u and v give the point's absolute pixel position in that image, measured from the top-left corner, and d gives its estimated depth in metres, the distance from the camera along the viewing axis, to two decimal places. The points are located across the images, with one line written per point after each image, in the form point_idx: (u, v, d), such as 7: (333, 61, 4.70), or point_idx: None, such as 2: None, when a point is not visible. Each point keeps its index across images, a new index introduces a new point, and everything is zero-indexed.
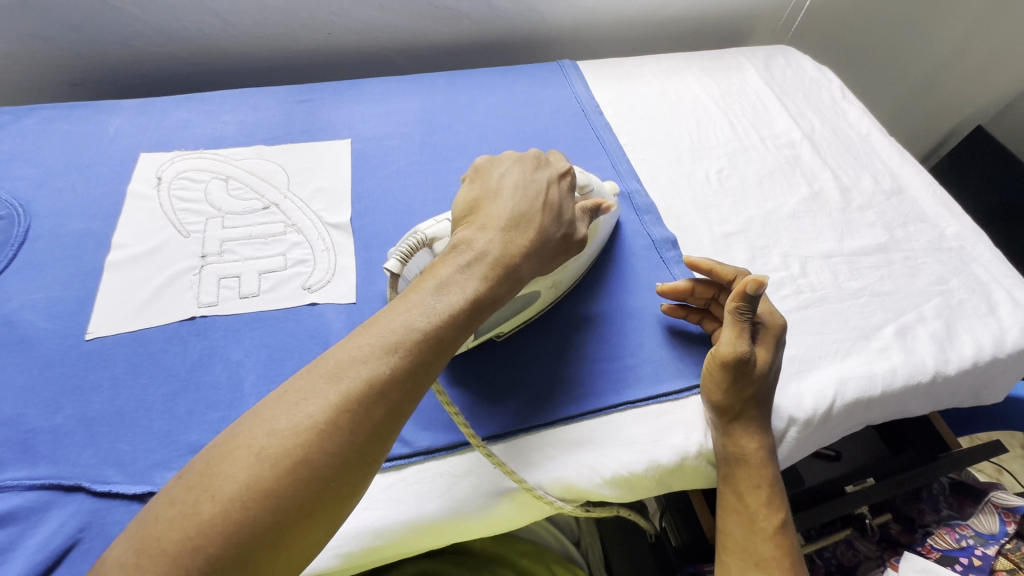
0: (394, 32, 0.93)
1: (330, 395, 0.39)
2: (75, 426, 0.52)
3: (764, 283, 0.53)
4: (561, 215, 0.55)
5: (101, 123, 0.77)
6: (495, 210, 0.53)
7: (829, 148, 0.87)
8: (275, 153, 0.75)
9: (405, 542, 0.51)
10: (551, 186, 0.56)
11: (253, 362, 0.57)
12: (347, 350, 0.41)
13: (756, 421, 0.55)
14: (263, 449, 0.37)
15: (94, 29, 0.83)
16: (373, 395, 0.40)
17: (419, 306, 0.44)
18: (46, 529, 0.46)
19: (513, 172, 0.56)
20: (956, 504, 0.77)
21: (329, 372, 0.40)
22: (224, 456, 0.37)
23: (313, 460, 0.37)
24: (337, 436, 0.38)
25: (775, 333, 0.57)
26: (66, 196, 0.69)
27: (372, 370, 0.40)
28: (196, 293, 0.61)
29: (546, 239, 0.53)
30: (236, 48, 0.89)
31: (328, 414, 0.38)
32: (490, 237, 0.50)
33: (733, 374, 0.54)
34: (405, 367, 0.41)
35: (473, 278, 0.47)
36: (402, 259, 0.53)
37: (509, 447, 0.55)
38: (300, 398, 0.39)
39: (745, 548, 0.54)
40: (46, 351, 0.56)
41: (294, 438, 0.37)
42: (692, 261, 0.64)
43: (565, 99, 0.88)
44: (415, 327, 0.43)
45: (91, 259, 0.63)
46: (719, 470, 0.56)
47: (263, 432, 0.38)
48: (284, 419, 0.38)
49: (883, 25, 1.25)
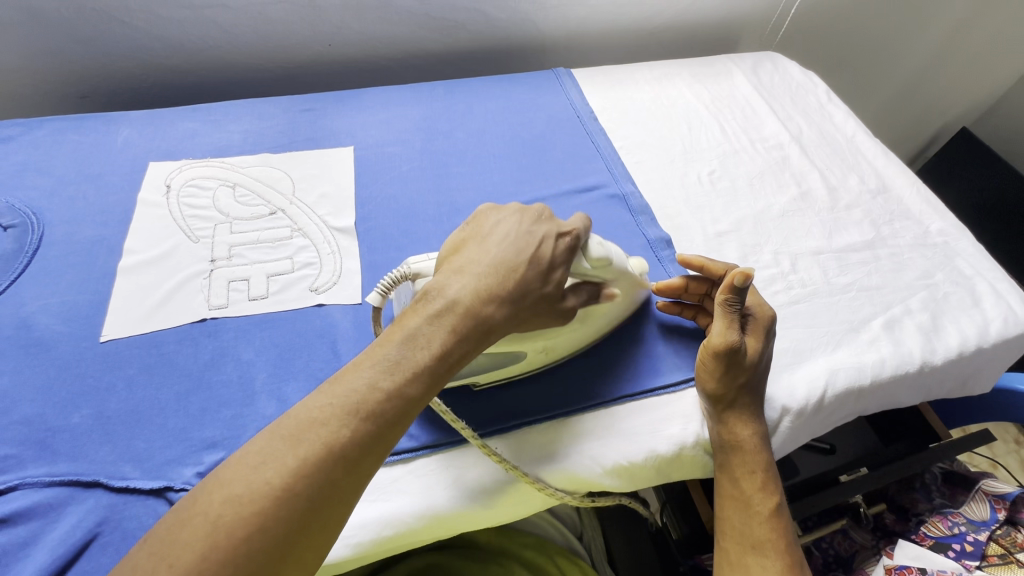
0: (393, 43, 0.95)
1: (288, 460, 0.40)
2: (93, 425, 0.53)
3: (750, 275, 0.57)
4: (547, 273, 0.52)
5: (110, 134, 0.79)
6: (477, 255, 0.51)
7: (816, 149, 0.90)
8: (280, 161, 0.77)
9: (415, 532, 0.52)
10: (545, 241, 0.53)
11: (263, 361, 0.59)
12: (308, 410, 0.42)
13: (750, 409, 0.57)
14: (218, 517, 0.38)
15: (103, 42, 0.85)
16: (332, 458, 0.41)
17: (382, 364, 0.45)
18: (66, 523, 0.48)
19: (508, 221, 0.54)
20: (949, 493, 0.79)
21: (288, 435, 0.41)
22: (183, 523, 0.38)
23: (270, 526, 0.39)
24: (295, 501, 0.40)
25: (765, 324, 0.60)
26: (79, 204, 0.71)
27: (330, 432, 0.41)
28: (207, 296, 0.63)
29: (522, 294, 0.50)
30: (241, 60, 0.92)
31: (285, 480, 0.40)
32: (464, 285, 0.49)
33: (725, 362, 0.56)
34: (366, 428, 0.42)
35: (440, 331, 0.47)
36: (384, 292, 0.52)
37: (513, 442, 0.57)
38: (258, 462, 0.40)
39: (741, 532, 0.56)
40: (62, 353, 0.58)
41: (250, 505, 0.39)
42: (685, 260, 0.65)
43: (561, 105, 0.91)
44: (376, 387, 0.43)
45: (104, 265, 0.65)
46: (715, 458, 0.58)
47: (220, 499, 0.39)
48: (241, 484, 0.39)
49: (866, 31, 1.29)
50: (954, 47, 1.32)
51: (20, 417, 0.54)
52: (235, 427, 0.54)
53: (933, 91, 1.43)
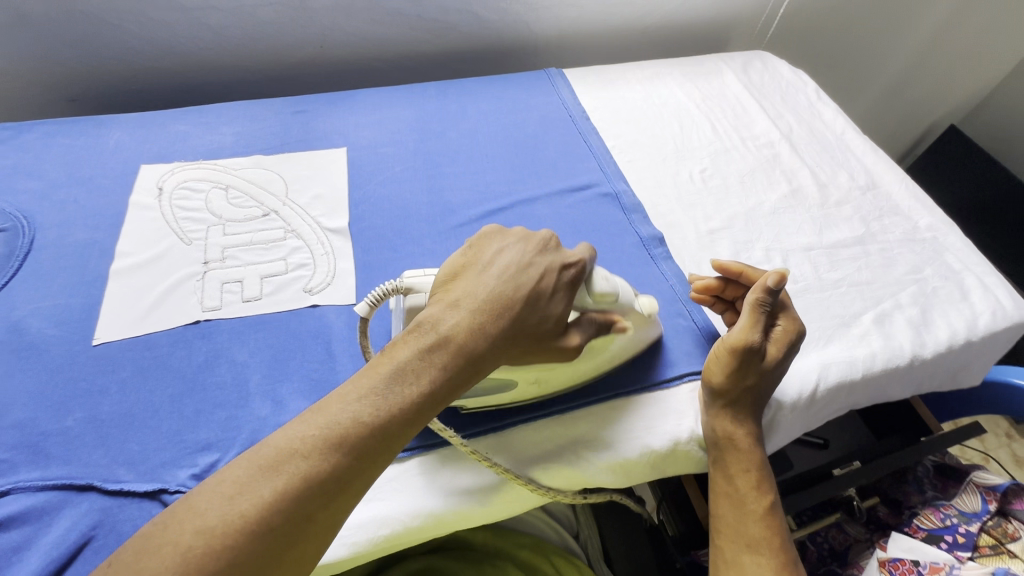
0: (384, 44, 0.96)
1: (265, 493, 0.40)
2: (85, 429, 0.53)
3: (784, 277, 0.59)
4: (545, 307, 0.52)
5: (101, 137, 0.78)
6: (473, 286, 0.51)
7: (806, 147, 0.91)
8: (273, 162, 0.77)
9: (411, 532, 0.52)
10: (548, 274, 0.53)
11: (257, 363, 0.59)
12: (290, 442, 0.42)
13: (750, 410, 0.58)
14: (189, 548, 0.38)
15: (92, 43, 0.84)
16: (310, 492, 0.41)
17: (369, 396, 0.45)
18: (60, 527, 0.48)
19: (512, 249, 0.54)
20: (940, 486, 0.80)
21: (268, 466, 0.41)
22: (151, 551, 0.38)
23: (243, 559, 0.39)
24: (269, 535, 0.40)
25: (791, 338, 0.60)
26: (69, 208, 0.70)
27: (310, 466, 0.41)
28: (200, 298, 0.63)
29: (517, 332, 0.50)
30: (231, 61, 0.91)
31: (260, 513, 0.40)
32: (458, 320, 0.49)
33: (741, 360, 0.57)
34: (347, 463, 0.43)
35: (432, 366, 0.47)
36: (373, 302, 0.51)
37: (507, 439, 0.57)
38: (235, 494, 0.40)
39: (736, 530, 0.56)
40: (54, 357, 0.57)
41: (223, 537, 0.39)
42: (721, 265, 0.65)
43: (553, 105, 0.92)
44: (361, 422, 0.44)
45: (96, 267, 0.65)
46: (710, 454, 0.58)
47: (192, 530, 0.39)
48: (216, 516, 0.39)
49: (854, 30, 1.30)
50: (941, 45, 1.33)
51: (11, 421, 0.53)
52: (230, 429, 0.54)
53: (922, 89, 1.44)
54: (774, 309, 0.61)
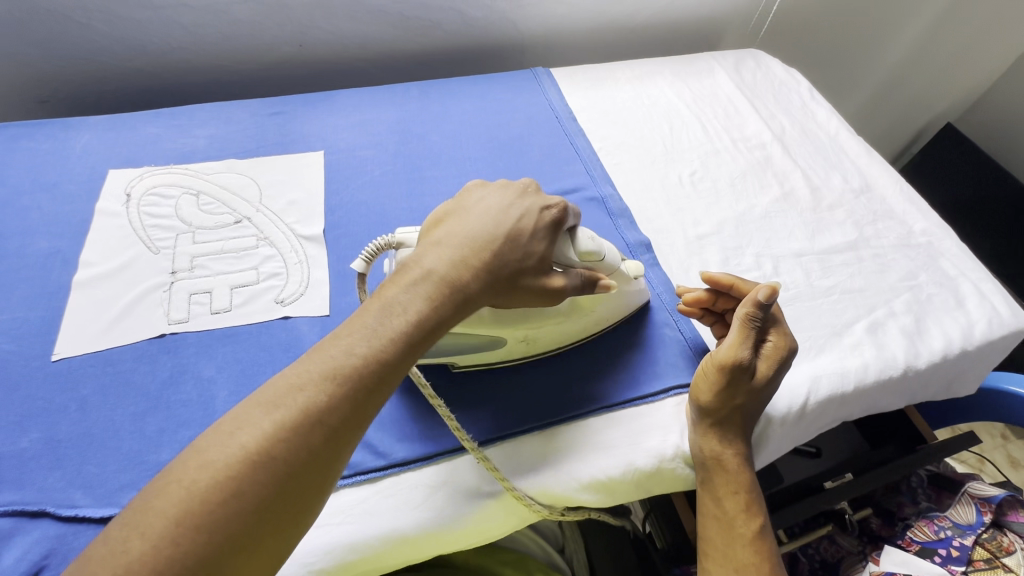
0: (366, 42, 0.93)
1: (264, 425, 0.38)
2: (41, 450, 0.51)
3: (775, 291, 0.56)
4: (527, 245, 0.51)
5: (68, 140, 0.76)
6: (455, 228, 0.51)
7: (799, 148, 0.89)
8: (247, 167, 0.74)
9: (383, 556, 0.50)
10: (529, 214, 0.53)
11: (224, 378, 0.56)
12: (288, 378, 0.40)
13: (739, 429, 0.56)
14: (194, 484, 0.35)
15: (61, 44, 0.82)
16: (309, 423, 0.39)
17: (359, 330, 0.43)
18: (10, 557, 0.45)
19: (490, 196, 0.54)
20: (934, 496, 0.79)
21: (266, 401, 0.39)
22: (157, 492, 0.35)
23: (247, 492, 0.36)
24: (272, 466, 0.37)
25: (783, 355, 0.57)
26: (32, 215, 0.68)
27: (307, 397, 0.39)
28: (166, 310, 0.60)
29: (501, 267, 0.49)
30: (207, 62, 0.89)
31: (261, 444, 0.37)
32: (441, 256, 0.48)
33: (729, 377, 0.55)
34: (344, 392, 0.40)
35: (418, 298, 0.45)
36: (368, 259, 0.52)
37: (492, 454, 0.55)
38: (234, 428, 0.38)
39: (724, 554, 0.54)
40: (10, 374, 0.55)
41: (227, 469, 0.36)
42: (712, 278, 0.62)
43: (539, 106, 0.89)
44: (354, 352, 0.41)
45: (58, 279, 0.62)
46: (697, 473, 0.56)
47: (194, 466, 0.36)
48: (218, 450, 0.37)
49: (850, 24, 1.27)
50: (936, 43, 1.31)
51: None
52: None
53: (916, 89, 1.42)
54: (764, 323, 0.58)
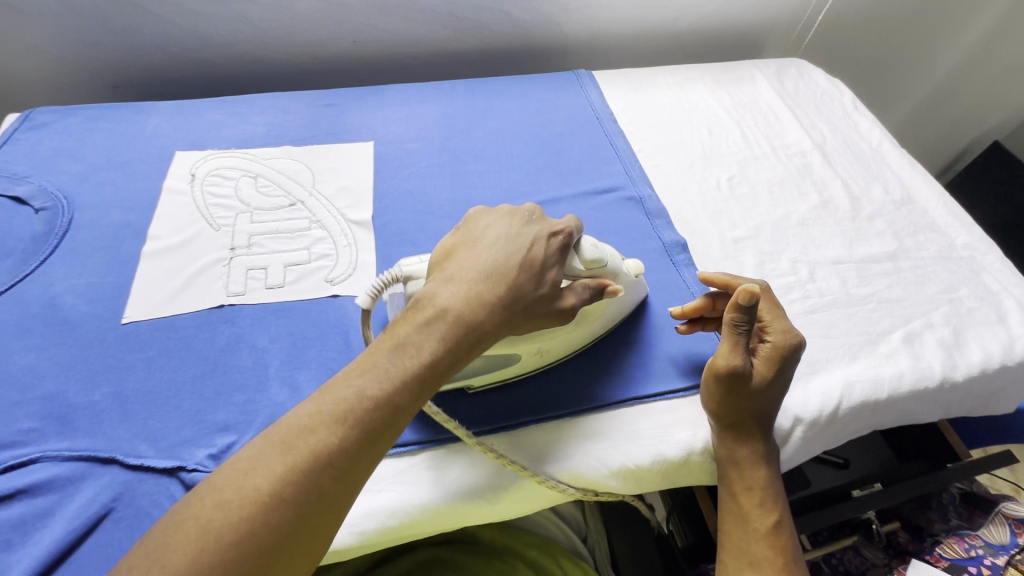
0: (416, 41, 0.97)
1: (276, 467, 0.41)
2: (111, 403, 0.55)
3: (755, 293, 0.54)
4: (541, 275, 0.52)
5: (140, 123, 0.81)
6: (468, 261, 0.52)
7: (840, 158, 0.89)
8: (302, 154, 0.78)
9: (417, 524, 0.52)
10: (538, 242, 0.54)
11: (278, 348, 0.60)
12: (300, 418, 0.43)
13: (752, 428, 0.56)
14: (209, 523, 0.39)
15: (137, 34, 0.88)
16: (320, 465, 0.42)
17: (371, 371, 0.45)
18: (82, 497, 0.49)
19: (499, 226, 0.56)
20: (966, 515, 0.78)
21: (280, 441, 0.42)
22: (177, 526, 0.39)
23: (257, 532, 0.39)
24: (283, 509, 0.40)
25: (783, 352, 0.57)
26: (107, 190, 0.73)
27: (318, 440, 0.42)
28: (225, 283, 0.64)
29: (518, 297, 0.51)
30: (268, 55, 0.94)
31: (273, 486, 0.40)
32: (454, 292, 0.49)
33: (726, 385, 0.56)
34: (354, 437, 0.43)
35: (429, 339, 0.47)
36: (373, 294, 0.54)
37: (523, 436, 0.57)
38: (249, 467, 0.41)
39: (740, 547, 0.55)
40: (85, 332, 0.60)
41: (239, 510, 0.39)
42: (707, 278, 0.65)
43: (581, 106, 0.91)
44: (364, 396, 0.44)
45: (129, 249, 0.67)
46: (717, 467, 0.58)
47: (212, 504, 0.40)
48: (233, 489, 0.40)
49: (894, 37, 1.26)
50: (987, 59, 1.28)
51: (42, 393, 0.55)
52: (248, 412, 0.55)
53: (962, 104, 1.39)
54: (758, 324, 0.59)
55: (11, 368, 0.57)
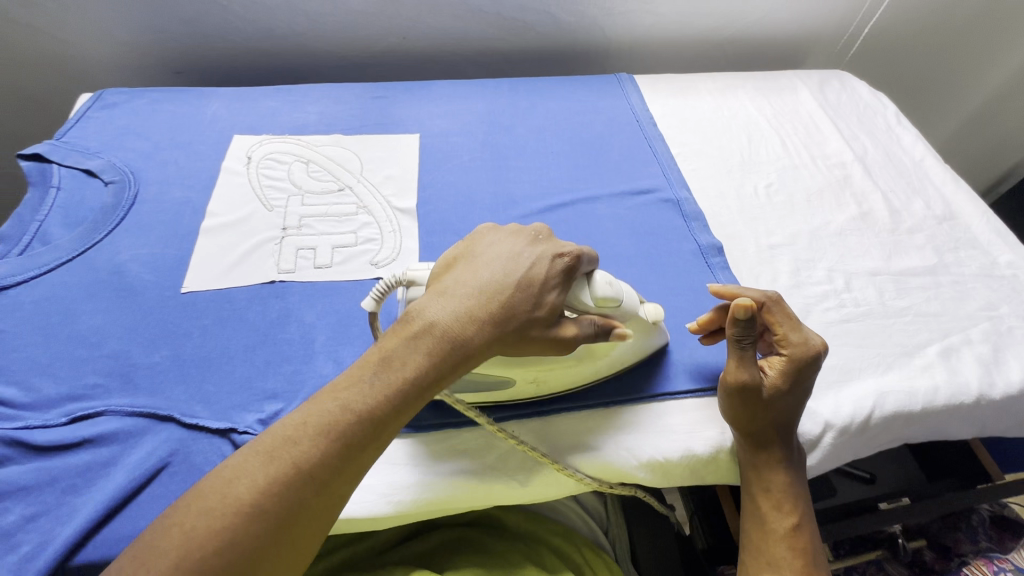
0: (464, 38, 0.99)
1: (259, 477, 0.41)
2: (170, 366, 0.58)
3: (751, 308, 0.53)
4: (537, 297, 0.50)
5: (201, 107, 0.85)
6: (464, 277, 0.50)
7: (881, 171, 0.88)
8: (352, 142, 0.82)
9: (452, 500, 0.54)
10: (539, 262, 0.51)
11: (324, 325, 0.63)
12: (285, 429, 0.43)
13: (772, 434, 0.56)
14: (191, 530, 0.39)
15: (202, 23, 0.92)
16: (301, 478, 0.41)
17: (356, 385, 0.45)
18: (142, 450, 0.53)
19: (502, 243, 0.54)
20: (996, 538, 0.77)
21: (264, 451, 0.42)
22: (162, 532, 0.39)
23: (238, 543, 0.39)
24: (263, 520, 0.40)
25: (799, 363, 0.56)
26: (169, 167, 0.77)
27: (301, 452, 0.42)
28: (277, 261, 0.68)
29: (509, 317, 0.48)
30: (322, 48, 0.98)
31: (254, 497, 0.40)
32: (444, 308, 0.48)
33: (738, 398, 0.55)
34: (336, 450, 0.42)
35: (417, 354, 0.46)
36: (377, 298, 0.51)
37: (552, 423, 0.58)
38: (233, 476, 0.41)
39: (758, 548, 0.55)
40: (147, 298, 0.63)
41: (221, 520, 0.39)
42: (717, 291, 0.61)
43: (621, 108, 0.93)
44: (348, 410, 0.43)
45: (189, 224, 0.71)
46: (739, 469, 0.58)
47: (194, 511, 0.39)
48: (215, 498, 0.40)
49: (941, 53, 1.25)
50: None
51: (108, 352, 0.59)
52: (295, 382, 0.58)
53: None
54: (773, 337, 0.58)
55: (80, 327, 0.61)
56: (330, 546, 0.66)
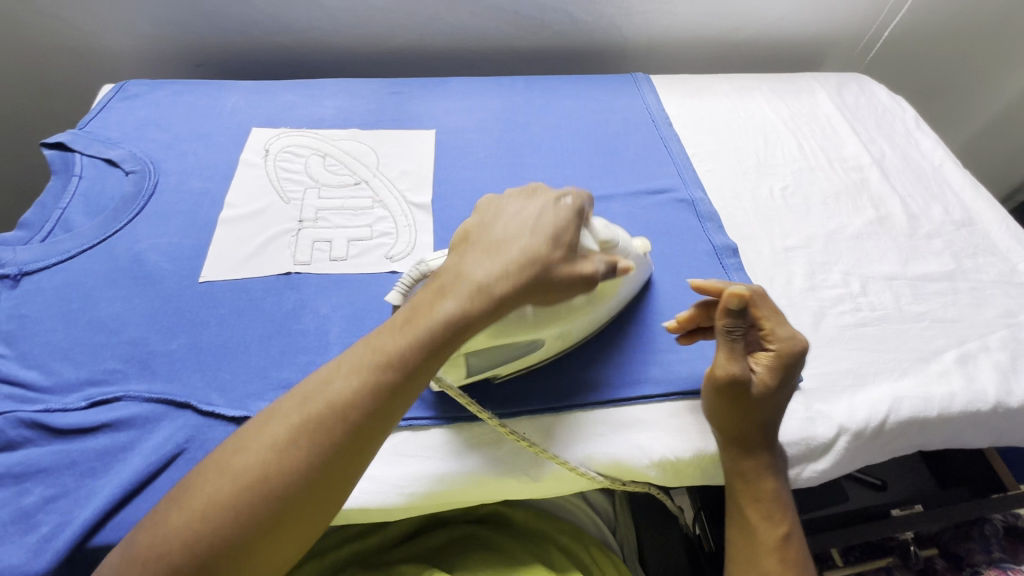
0: (481, 35, 1.00)
1: (292, 418, 0.44)
2: (187, 353, 0.59)
3: (742, 297, 0.54)
4: (550, 244, 0.51)
5: (220, 100, 0.86)
6: (479, 238, 0.52)
7: (898, 175, 0.88)
8: (368, 137, 0.82)
9: (463, 493, 0.55)
10: (546, 214, 0.53)
11: (339, 317, 0.63)
12: (318, 377, 0.46)
13: (757, 440, 0.56)
14: (231, 466, 0.42)
15: (223, 17, 0.93)
16: (330, 419, 0.44)
17: (383, 336, 0.47)
18: (159, 436, 0.53)
19: (510, 204, 0.55)
20: (1009, 549, 0.75)
21: (298, 397, 0.45)
22: (206, 470, 0.43)
23: (271, 478, 0.42)
24: (294, 457, 0.42)
25: (785, 360, 0.56)
26: (188, 158, 0.78)
27: (330, 396, 0.44)
28: (293, 253, 0.68)
29: (527, 264, 0.50)
30: (340, 44, 0.99)
31: (287, 436, 0.43)
32: (462, 266, 0.50)
33: (723, 392, 0.55)
34: (362, 393, 0.45)
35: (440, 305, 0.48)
36: (403, 292, 0.53)
37: (562, 421, 0.58)
38: (270, 418, 0.44)
39: (746, 559, 0.55)
40: (166, 286, 0.64)
41: (257, 457, 0.42)
42: (700, 286, 0.59)
43: (637, 108, 0.92)
44: (374, 357, 0.46)
45: (207, 214, 0.71)
46: (725, 479, 0.58)
47: (235, 450, 0.43)
48: (253, 437, 0.44)
49: (961, 57, 1.23)
50: None
51: (127, 338, 0.60)
52: (310, 372, 0.58)
53: None
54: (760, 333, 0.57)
55: (100, 313, 0.61)
56: (337, 539, 0.66)
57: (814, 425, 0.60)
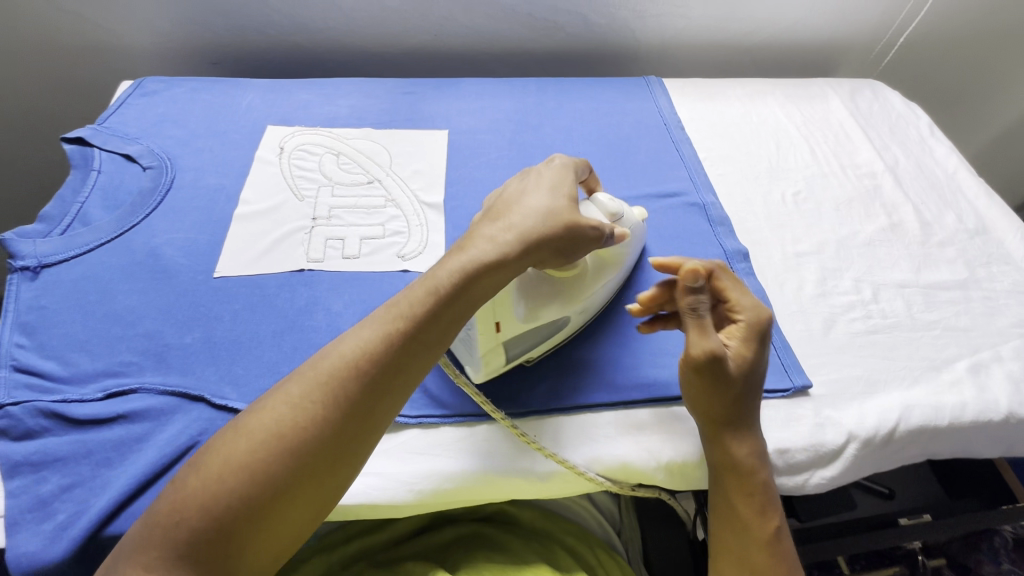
0: (494, 36, 1.00)
1: (307, 377, 0.45)
2: (201, 347, 0.60)
3: (699, 271, 0.54)
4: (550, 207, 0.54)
5: (236, 97, 0.87)
6: (486, 214, 0.55)
7: (912, 182, 0.87)
8: (381, 136, 0.83)
9: (472, 490, 0.55)
10: (543, 186, 0.57)
11: (350, 314, 0.64)
12: (333, 340, 0.47)
13: (743, 426, 0.54)
14: (248, 425, 0.43)
15: (239, 16, 0.94)
16: (346, 375, 0.45)
17: (397, 299, 0.49)
18: (173, 428, 0.54)
19: (513, 186, 0.59)
20: (1017, 560, 0.76)
21: (313, 358, 0.46)
22: (223, 434, 0.44)
23: (288, 434, 0.42)
24: (311, 412, 0.43)
25: (757, 329, 0.55)
26: (204, 155, 0.79)
27: (345, 352, 0.46)
28: (306, 250, 0.69)
29: (528, 223, 0.52)
30: (354, 44, 0.99)
31: (303, 393, 0.44)
32: (470, 236, 0.53)
33: (704, 373, 0.53)
34: (376, 348, 0.46)
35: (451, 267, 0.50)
36: None
37: (569, 422, 0.59)
38: (287, 380, 0.46)
39: (740, 557, 0.52)
40: (181, 281, 0.65)
41: (274, 414, 0.43)
42: (660, 264, 0.58)
43: (649, 111, 0.92)
44: (388, 317, 0.47)
45: (222, 211, 0.72)
46: (712, 473, 0.56)
47: (252, 411, 0.44)
48: (271, 398, 0.45)
49: (976, 64, 1.22)
50: None
51: (143, 331, 0.61)
52: None
53: None
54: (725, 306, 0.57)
55: (117, 306, 0.62)
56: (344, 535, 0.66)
57: (823, 431, 0.60)
